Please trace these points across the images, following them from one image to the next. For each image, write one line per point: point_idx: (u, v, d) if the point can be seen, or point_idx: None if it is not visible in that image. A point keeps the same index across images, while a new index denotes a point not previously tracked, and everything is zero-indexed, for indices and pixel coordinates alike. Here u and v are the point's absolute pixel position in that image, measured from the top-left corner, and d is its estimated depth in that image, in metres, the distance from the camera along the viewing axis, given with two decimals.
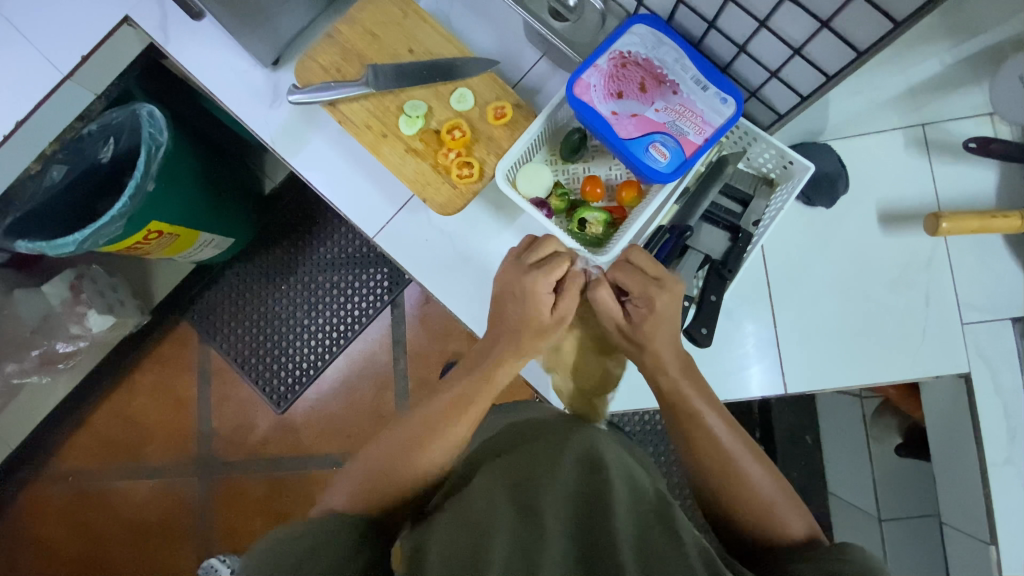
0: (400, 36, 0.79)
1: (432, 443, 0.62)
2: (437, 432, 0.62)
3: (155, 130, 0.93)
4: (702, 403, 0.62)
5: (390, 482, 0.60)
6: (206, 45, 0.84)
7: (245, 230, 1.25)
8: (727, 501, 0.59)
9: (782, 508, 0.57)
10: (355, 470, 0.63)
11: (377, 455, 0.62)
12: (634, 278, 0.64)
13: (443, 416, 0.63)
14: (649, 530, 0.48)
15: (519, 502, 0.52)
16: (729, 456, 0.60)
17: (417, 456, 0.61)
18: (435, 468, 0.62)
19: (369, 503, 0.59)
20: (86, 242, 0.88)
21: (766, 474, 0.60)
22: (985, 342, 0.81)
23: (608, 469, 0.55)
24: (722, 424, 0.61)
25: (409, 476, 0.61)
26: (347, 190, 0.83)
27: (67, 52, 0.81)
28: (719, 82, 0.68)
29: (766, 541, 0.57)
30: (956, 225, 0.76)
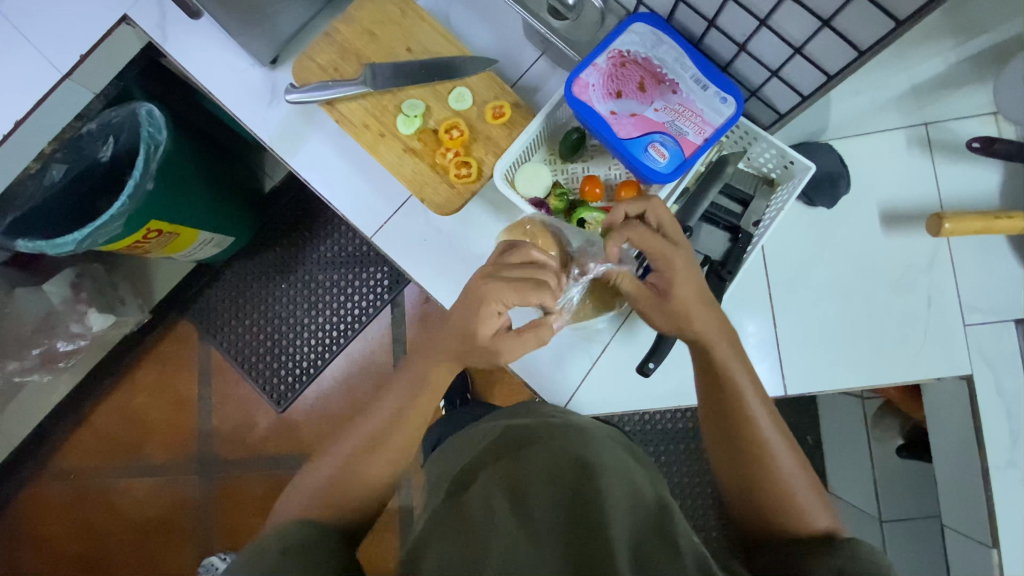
0: (397, 35, 0.79)
1: (381, 450, 0.61)
2: (389, 437, 0.62)
3: (153, 128, 0.93)
4: (747, 387, 0.60)
5: (346, 489, 0.60)
6: (205, 44, 0.84)
7: (244, 229, 1.25)
8: (755, 493, 0.58)
9: (807, 500, 0.57)
10: (309, 478, 0.62)
11: (332, 462, 0.62)
12: (650, 241, 0.61)
13: (392, 422, 0.62)
14: (643, 532, 0.50)
15: (515, 505, 0.53)
16: (765, 447, 0.58)
17: (369, 461, 0.61)
18: (388, 473, 0.62)
19: (326, 510, 0.59)
20: (86, 242, 0.88)
21: (796, 466, 0.59)
22: (988, 344, 0.80)
23: (606, 473, 0.55)
24: (761, 407, 0.60)
25: (362, 483, 0.61)
26: (346, 190, 0.82)
27: (65, 51, 0.81)
28: (719, 82, 0.67)
29: (787, 531, 0.56)
30: (959, 226, 0.76)
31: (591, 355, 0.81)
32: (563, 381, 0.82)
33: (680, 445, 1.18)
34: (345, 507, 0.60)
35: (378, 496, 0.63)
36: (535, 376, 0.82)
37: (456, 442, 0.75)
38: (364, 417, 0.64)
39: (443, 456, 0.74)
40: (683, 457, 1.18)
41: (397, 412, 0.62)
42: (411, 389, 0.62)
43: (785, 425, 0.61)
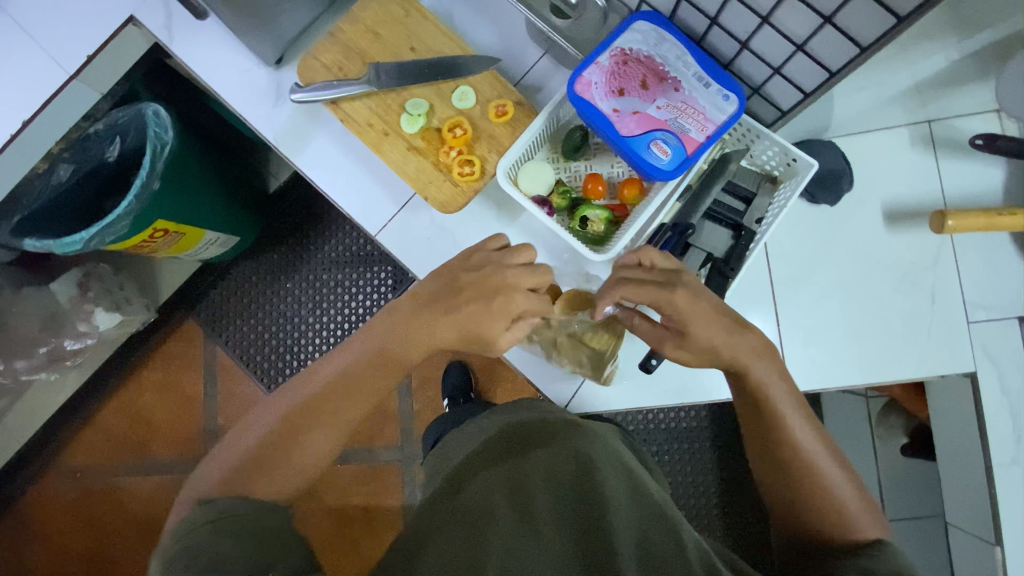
0: (401, 34, 0.79)
1: (312, 430, 0.60)
2: (322, 417, 0.60)
3: (160, 129, 0.93)
4: (782, 394, 0.58)
5: (269, 467, 0.57)
6: (211, 44, 0.85)
7: (250, 228, 1.26)
8: (797, 500, 0.57)
9: (852, 505, 0.55)
10: (226, 455, 0.59)
11: (254, 440, 0.59)
12: (643, 291, 0.59)
13: (329, 394, 0.61)
14: (650, 527, 0.52)
15: (515, 503, 0.54)
16: (804, 454, 0.57)
17: (299, 441, 0.59)
18: (318, 452, 0.60)
19: (245, 488, 0.56)
20: (93, 241, 0.89)
21: (838, 471, 0.57)
22: (992, 341, 0.80)
23: (606, 474, 0.56)
24: (796, 408, 0.58)
25: (288, 464, 0.58)
26: (350, 188, 0.83)
27: (73, 51, 0.82)
28: (722, 79, 0.67)
29: (832, 537, 0.55)
30: (962, 223, 0.76)
31: None
32: (567, 380, 0.82)
33: (682, 445, 1.18)
34: (266, 486, 0.57)
35: (305, 473, 0.60)
36: (538, 376, 0.82)
37: (456, 438, 0.76)
38: (292, 395, 0.61)
39: (443, 451, 0.75)
40: (685, 456, 1.18)
41: (333, 388, 0.61)
42: (354, 368, 0.62)
43: (823, 427, 0.60)
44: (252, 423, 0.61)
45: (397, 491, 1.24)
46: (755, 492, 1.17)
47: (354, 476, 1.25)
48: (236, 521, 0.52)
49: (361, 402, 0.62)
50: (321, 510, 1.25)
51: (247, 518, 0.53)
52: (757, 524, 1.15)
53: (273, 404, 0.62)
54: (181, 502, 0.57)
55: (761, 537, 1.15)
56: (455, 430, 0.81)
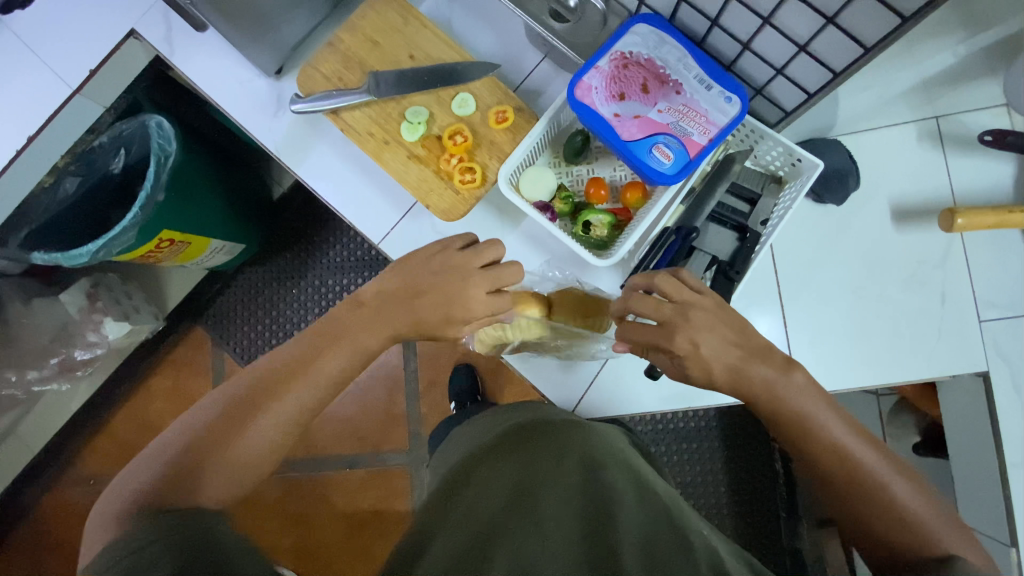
0: (400, 42, 0.79)
1: (254, 420, 0.58)
2: (262, 406, 0.58)
3: (163, 140, 0.94)
4: (808, 397, 0.56)
5: (210, 467, 0.56)
6: (211, 55, 0.85)
7: (254, 236, 1.27)
8: (857, 509, 0.54)
9: (923, 513, 0.52)
10: (158, 458, 0.56)
11: (186, 439, 0.57)
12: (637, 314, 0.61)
13: (274, 383, 0.59)
14: (655, 532, 0.50)
15: (525, 507, 0.54)
16: (854, 462, 0.54)
17: (237, 433, 0.57)
18: (264, 446, 0.58)
19: (182, 489, 0.54)
20: (100, 253, 0.90)
21: (900, 478, 0.54)
22: (1005, 340, 0.78)
23: (610, 479, 0.57)
24: (832, 413, 0.56)
25: (229, 462, 0.56)
26: (352, 197, 0.83)
27: (75, 66, 0.83)
28: (724, 81, 0.67)
29: (904, 547, 0.52)
30: (973, 221, 0.75)
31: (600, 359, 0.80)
32: (573, 384, 0.82)
33: (690, 446, 1.18)
34: (206, 486, 0.55)
35: (253, 468, 0.58)
36: (545, 381, 0.82)
37: (458, 441, 0.76)
38: (236, 389, 0.60)
39: (447, 451, 0.76)
40: (693, 457, 1.18)
41: (277, 375, 0.60)
42: (300, 356, 0.61)
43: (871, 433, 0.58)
44: (194, 419, 0.59)
45: (406, 496, 1.24)
46: (764, 491, 1.16)
47: (363, 480, 1.25)
48: (177, 526, 0.49)
49: (306, 386, 0.59)
50: (334, 514, 1.26)
51: (195, 525, 0.50)
52: (768, 522, 1.15)
53: (212, 396, 0.61)
54: (107, 508, 0.54)
55: (771, 535, 1.14)
56: (455, 433, 0.82)
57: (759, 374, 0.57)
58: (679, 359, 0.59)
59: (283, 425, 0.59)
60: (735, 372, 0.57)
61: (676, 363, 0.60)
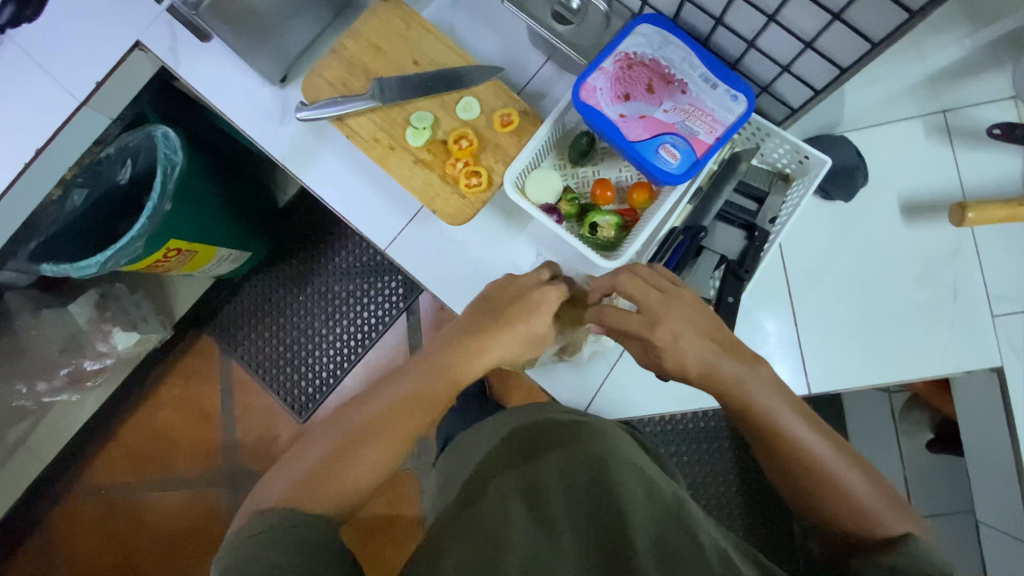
0: (404, 48, 0.79)
1: (372, 445, 0.58)
2: (381, 432, 0.59)
3: (169, 150, 0.95)
4: (771, 398, 0.56)
5: (326, 486, 0.56)
6: (216, 65, 0.86)
7: (260, 245, 1.27)
8: (819, 500, 0.55)
9: (872, 501, 0.53)
10: (287, 471, 0.59)
11: (314, 450, 0.59)
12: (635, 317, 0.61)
13: (396, 409, 0.60)
14: (666, 528, 0.50)
15: (534, 508, 0.54)
16: (815, 463, 0.55)
17: (355, 456, 0.58)
18: (376, 470, 0.58)
19: (299, 504, 0.55)
20: (109, 263, 0.91)
21: (859, 474, 0.55)
22: (1018, 334, 0.77)
23: (620, 474, 0.55)
24: (792, 411, 0.56)
25: (344, 483, 0.57)
26: (357, 203, 0.83)
27: (82, 79, 0.83)
28: (729, 79, 0.66)
29: (854, 531, 0.53)
30: (983, 215, 0.74)
31: (609, 362, 0.81)
32: (582, 387, 0.81)
33: (701, 445, 1.17)
34: (321, 504, 0.56)
35: (364, 491, 0.58)
36: (553, 385, 0.81)
37: (467, 443, 0.76)
38: (359, 411, 0.60)
39: (457, 456, 0.76)
40: (704, 458, 1.17)
41: (399, 401, 0.60)
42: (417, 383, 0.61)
43: (828, 424, 0.58)
44: (318, 437, 0.60)
45: (416, 500, 1.24)
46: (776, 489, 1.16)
47: None
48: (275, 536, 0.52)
49: (422, 411, 0.60)
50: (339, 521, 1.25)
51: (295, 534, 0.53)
52: (781, 521, 1.14)
53: (337, 415, 0.62)
54: (245, 509, 0.58)
55: (782, 529, 1.14)
56: (469, 433, 0.82)
57: (729, 371, 0.57)
58: (657, 351, 0.59)
59: (396, 447, 0.59)
60: (708, 366, 0.57)
61: (649, 348, 0.60)
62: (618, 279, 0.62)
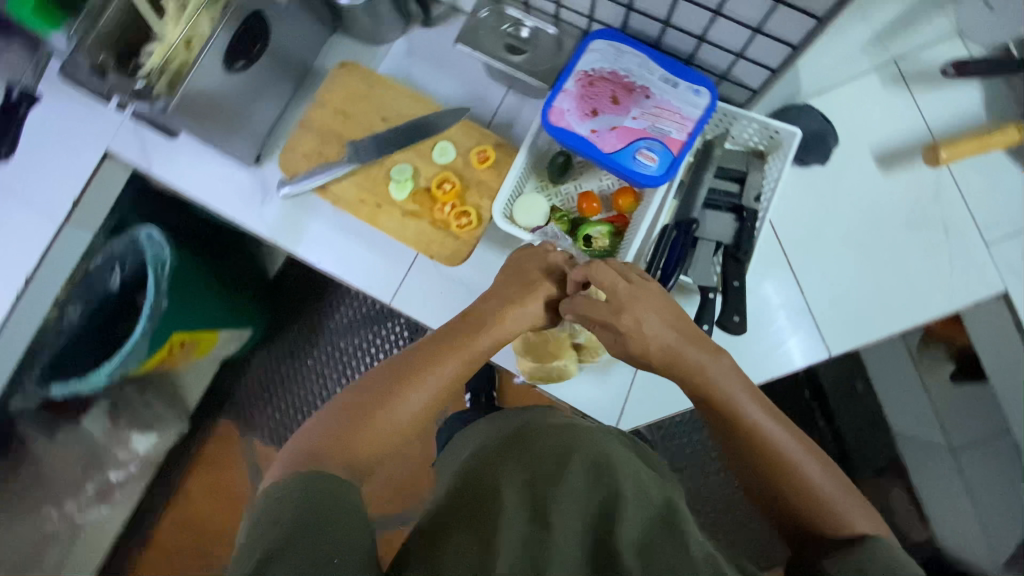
0: (370, 107, 0.81)
1: (406, 395, 0.62)
2: (416, 381, 0.62)
3: (155, 248, 0.93)
4: (736, 388, 0.59)
5: (364, 434, 0.60)
6: (190, 159, 0.87)
7: (259, 318, 1.27)
8: (786, 494, 0.57)
9: (835, 495, 0.55)
10: (320, 422, 0.61)
11: (348, 399, 0.62)
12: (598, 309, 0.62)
13: (429, 354, 0.64)
14: (653, 534, 0.51)
15: (530, 499, 0.54)
16: (783, 457, 0.57)
17: (392, 405, 0.61)
18: (408, 419, 0.62)
19: (337, 455, 0.58)
20: (116, 372, 0.92)
21: (824, 470, 0.56)
22: (1014, 257, 0.79)
23: (619, 477, 0.55)
24: (758, 405, 0.59)
25: (380, 430, 0.60)
26: (354, 264, 0.83)
27: (60, 200, 0.84)
28: (689, 76, 0.68)
29: (819, 530, 0.54)
30: (955, 152, 0.77)
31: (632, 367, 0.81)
32: (611, 397, 0.82)
33: None
34: (357, 452, 0.59)
35: (397, 442, 0.62)
36: (583, 401, 0.82)
37: (452, 448, 0.75)
38: (391, 364, 0.64)
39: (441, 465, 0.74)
40: None
41: (429, 349, 0.64)
42: (450, 334, 0.65)
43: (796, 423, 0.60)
44: (349, 391, 0.63)
45: None
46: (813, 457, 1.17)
47: None
48: (306, 502, 0.51)
49: (454, 360, 0.64)
50: None
51: (325, 492, 0.53)
52: None
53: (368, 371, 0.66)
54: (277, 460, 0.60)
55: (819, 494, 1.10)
56: (454, 439, 0.80)
57: (693, 359, 0.60)
58: (622, 335, 0.61)
59: (433, 395, 0.63)
60: (672, 351, 0.60)
61: (618, 337, 0.62)
62: (590, 268, 0.62)
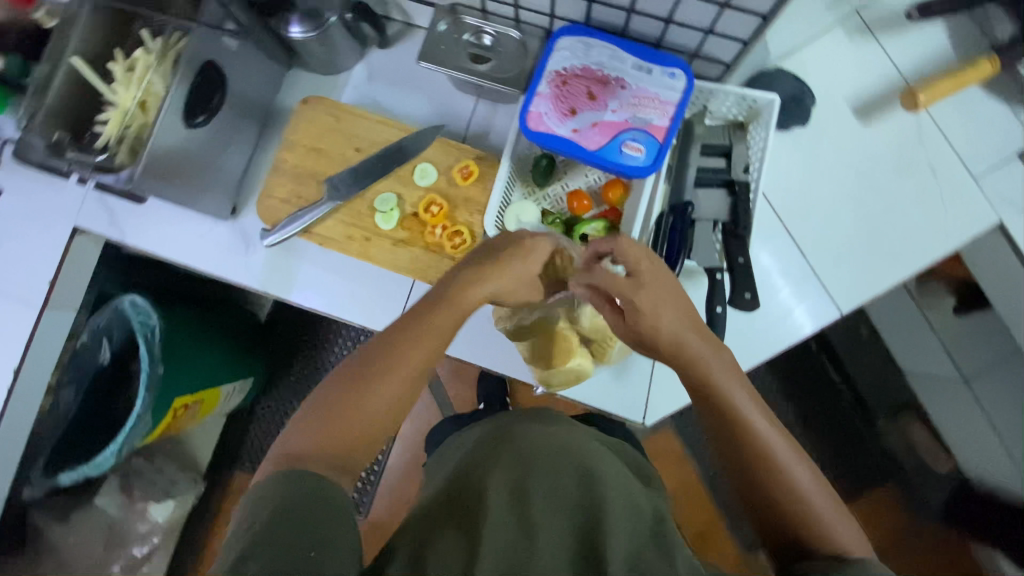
0: (342, 139, 0.78)
1: (383, 378, 0.56)
2: (392, 361, 0.56)
3: (142, 315, 0.90)
4: (725, 376, 0.57)
5: (341, 427, 0.54)
6: (164, 221, 0.83)
7: (259, 366, 1.23)
8: (769, 497, 0.54)
9: (817, 503, 0.53)
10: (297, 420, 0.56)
11: (323, 391, 0.57)
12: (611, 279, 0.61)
13: (404, 329, 0.58)
14: (643, 546, 0.50)
15: (516, 512, 0.52)
16: (773, 457, 0.54)
17: (370, 391, 0.55)
18: (389, 404, 0.56)
19: (315, 455, 0.53)
20: (125, 447, 0.91)
21: (810, 475, 0.54)
22: (1003, 187, 0.80)
23: (607, 488, 0.54)
24: (747, 397, 0.56)
25: (360, 419, 0.55)
26: (350, 300, 0.80)
27: (35, 285, 0.81)
28: (661, 60, 0.67)
29: (803, 538, 0.53)
30: (933, 94, 0.77)
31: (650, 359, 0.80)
32: (633, 392, 0.81)
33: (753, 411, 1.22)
34: (336, 448, 0.54)
35: (380, 430, 0.57)
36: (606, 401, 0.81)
37: (441, 455, 0.73)
38: (365, 346, 0.58)
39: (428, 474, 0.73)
40: None
41: (403, 325, 0.58)
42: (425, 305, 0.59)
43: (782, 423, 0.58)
44: (325, 381, 0.58)
45: None
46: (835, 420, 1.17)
47: None
48: (291, 504, 0.48)
49: (431, 333, 0.58)
50: None
51: (310, 492, 0.49)
52: None
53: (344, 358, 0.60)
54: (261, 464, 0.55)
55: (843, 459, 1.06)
56: (441, 446, 0.78)
57: (695, 349, 0.57)
58: (633, 313, 0.59)
59: (412, 381, 0.57)
60: (678, 337, 0.57)
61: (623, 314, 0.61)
62: (618, 241, 0.61)
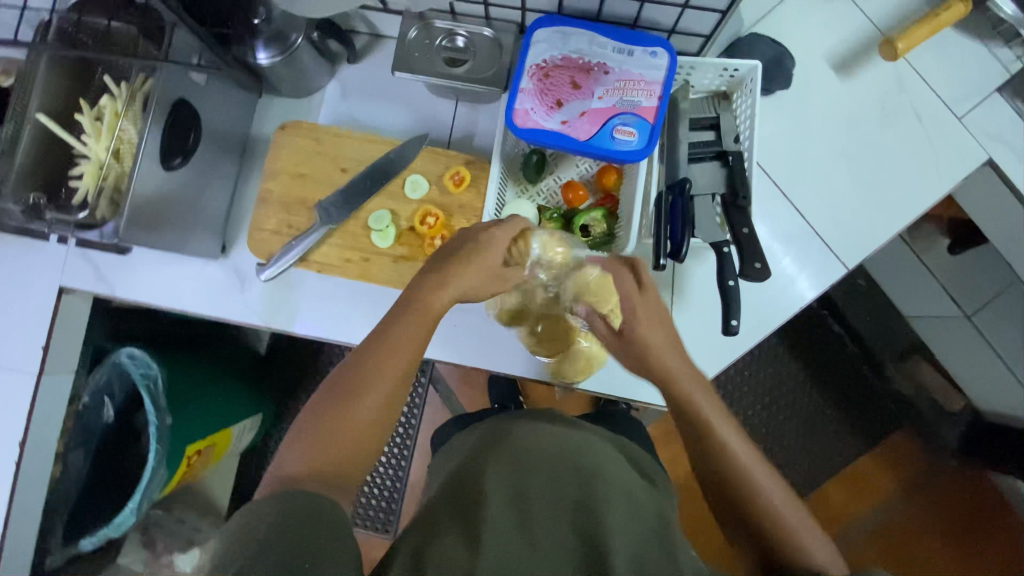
0: (326, 161, 0.76)
1: (372, 384, 0.55)
2: (380, 365, 0.56)
3: (141, 367, 0.87)
4: (695, 386, 0.57)
5: (334, 438, 0.53)
6: (153, 268, 0.80)
7: (266, 402, 1.20)
8: (746, 515, 0.52)
9: (793, 518, 0.51)
10: (291, 438, 0.54)
11: (312, 406, 0.55)
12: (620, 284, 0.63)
13: (387, 332, 0.57)
14: (645, 545, 0.47)
15: (515, 520, 0.49)
16: (746, 469, 0.52)
17: (360, 398, 0.54)
18: (381, 410, 0.55)
19: (310, 470, 0.50)
20: (143, 503, 0.89)
21: (782, 488, 0.53)
22: (987, 124, 0.80)
23: (605, 488, 0.51)
24: (719, 406, 0.56)
25: (353, 427, 0.53)
26: (356, 323, 0.78)
27: (29, 351, 0.79)
28: (640, 41, 0.66)
29: (782, 556, 0.50)
30: (911, 41, 0.76)
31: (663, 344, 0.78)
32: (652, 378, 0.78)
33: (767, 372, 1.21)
34: (330, 461, 0.52)
35: (376, 438, 0.55)
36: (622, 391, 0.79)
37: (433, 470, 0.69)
38: (352, 357, 0.57)
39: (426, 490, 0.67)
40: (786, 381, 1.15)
41: (385, 329, 0.57)
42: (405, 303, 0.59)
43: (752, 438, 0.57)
44: (314, 396, 0.56)
45: None
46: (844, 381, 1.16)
47: None
48: (287, 515, 0.45)
49: (416, 331, 0.57)
50: None
51: (305, 510, 0.46)
52: None
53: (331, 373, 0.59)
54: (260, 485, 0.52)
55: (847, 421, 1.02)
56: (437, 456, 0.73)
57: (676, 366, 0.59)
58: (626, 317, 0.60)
59: (400, 381, 0.56)
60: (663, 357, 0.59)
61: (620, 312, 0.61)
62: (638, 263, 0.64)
